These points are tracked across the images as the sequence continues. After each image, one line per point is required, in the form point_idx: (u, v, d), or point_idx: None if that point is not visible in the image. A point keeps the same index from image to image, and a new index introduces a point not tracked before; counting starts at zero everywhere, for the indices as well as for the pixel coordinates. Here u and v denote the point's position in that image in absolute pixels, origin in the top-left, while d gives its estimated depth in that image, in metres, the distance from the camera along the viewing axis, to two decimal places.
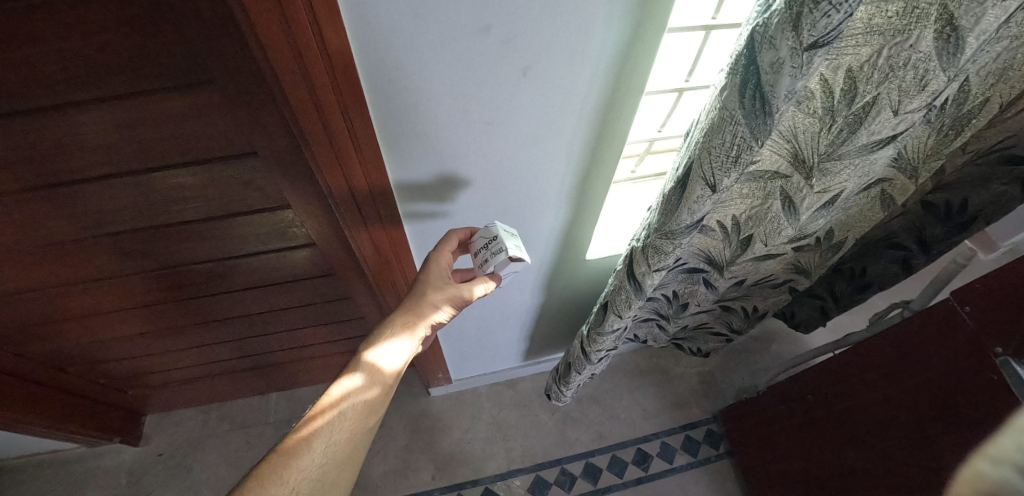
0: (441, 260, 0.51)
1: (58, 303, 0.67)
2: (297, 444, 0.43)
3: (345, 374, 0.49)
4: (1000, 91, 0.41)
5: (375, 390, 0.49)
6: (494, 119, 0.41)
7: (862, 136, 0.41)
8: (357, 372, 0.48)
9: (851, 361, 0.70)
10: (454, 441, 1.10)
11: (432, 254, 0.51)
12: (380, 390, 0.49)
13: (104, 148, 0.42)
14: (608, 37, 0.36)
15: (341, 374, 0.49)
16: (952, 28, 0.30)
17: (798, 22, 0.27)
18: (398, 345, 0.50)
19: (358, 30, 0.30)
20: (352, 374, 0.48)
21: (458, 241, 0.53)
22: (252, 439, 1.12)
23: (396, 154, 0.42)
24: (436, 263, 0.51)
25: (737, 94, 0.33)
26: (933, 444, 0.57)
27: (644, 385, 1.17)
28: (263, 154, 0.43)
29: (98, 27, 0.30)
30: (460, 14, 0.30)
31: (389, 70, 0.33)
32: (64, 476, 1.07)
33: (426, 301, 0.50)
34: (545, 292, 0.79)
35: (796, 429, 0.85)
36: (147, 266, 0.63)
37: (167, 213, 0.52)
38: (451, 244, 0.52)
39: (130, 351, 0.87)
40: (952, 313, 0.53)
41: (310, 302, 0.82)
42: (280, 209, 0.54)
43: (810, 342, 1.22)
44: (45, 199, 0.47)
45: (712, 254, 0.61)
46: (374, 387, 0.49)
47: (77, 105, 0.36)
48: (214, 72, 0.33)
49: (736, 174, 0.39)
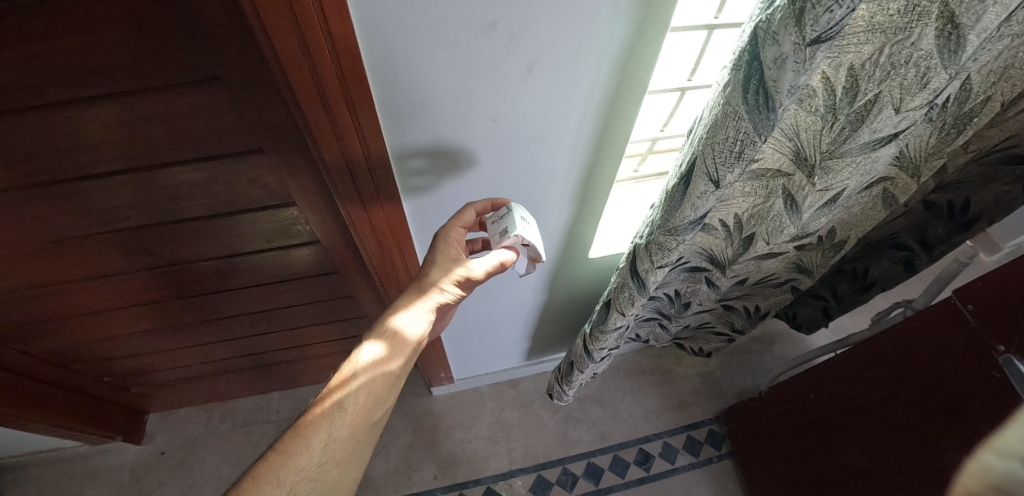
0: (451, 234, 0.50)
1: (64, 300, 0.68)
2: (294, 443, 0.43)
3: (355, 353, 0.50)
4: (1001, 89, 0.41)
5: (378, 382, 0.49)
6: (498, 115, 0.41)
7: (864, 133, 0.41)
8: (365, 353, 0.49)
9: (852, 360, 0.70)
10: (456, 441, 1.09)
11: (442, 230, 0.50)
12: (383, 382, 0.49)
13: (113, 144, 0.42)
14: (613, 36, 0.36)
15: (354, 350, 0.50)
16: (953, 25, 0.30)
17: (801, 17, 0.27)
18: (405, 325, 0.50)
19: (366, 25, 0.30)
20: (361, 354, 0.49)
21: (475, 214, 0.51)
22: (254, 438, 1.12)
23: (402, 151, 0.43)
24: (445, 239, 0.50)
25: (740, 89, 0.33)
26: (937, 444, 0.57)
27: (645, 386, 1.17)
28: (269, 151, 0.44)
29: (110, 24, 0.30)
30: (467, 12, 0.31)
31: (396, 66, 0.34)
32: (67, 474, 1.07)
33: (435, 276, 0.50)
34: (548, 291, 0.80)
35: (798, 428, 0.84)
36: (152, 263, 0.64)
37: (173, 210, 0.53)
38: (468, 216, 0.51)
39: (133, 349, 0.88)
40: (954, 312, 0.53)
41: (313, 300, 0.82)
42: (284, 206, 0.55)
43: (811, 342, 1.22)
44: (53, 196, 0.48)
45: (714, 253, 0.61)
46: (381, 371, 0.49)
47: (86, 101, 0.37)
48: (222, 69, 0.34)
49: (739, 170, 0.39)
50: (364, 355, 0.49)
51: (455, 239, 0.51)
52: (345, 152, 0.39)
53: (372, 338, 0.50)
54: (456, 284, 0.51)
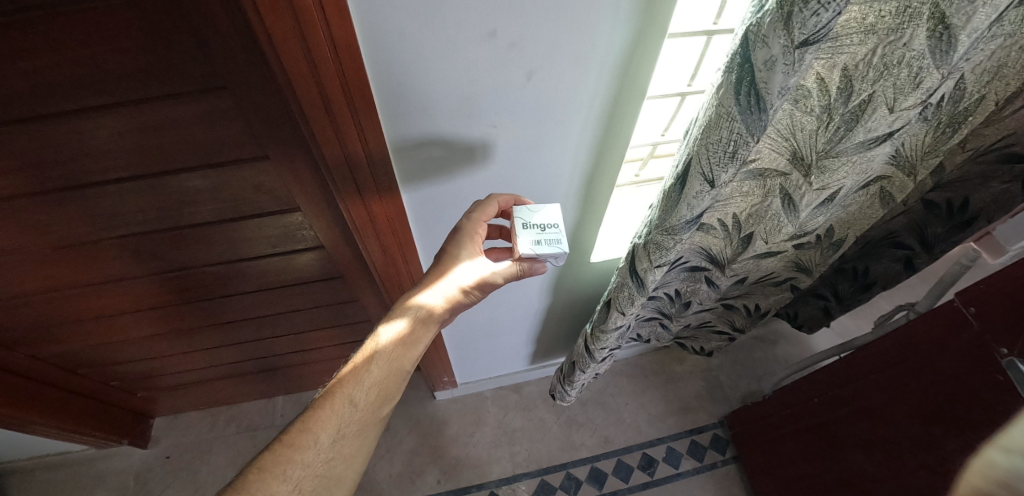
0: (476, 229, 0.49)
1: (73, 304, 0.69)
2: (303, 437, 0.44)
3: (378, 330, 0.51)
4: (996, 88, 0.41)
5: (392, 377, 0.50)
6: (498, 121, 0.42)
7: (859, 133, 0.41)
8: (385, 330, 0.50)
9: (856, 362, 0.69)
10: (460, 445, 1.09)
11: (466, 223, 0.49)
12: (396, 378, 0.50)
13: (121, 152, 0.43)
14: (613, 41, 0.37)
15: (379, 323, 0.51)
16: (944, 26, 0.31)
17: (789, 21, 0.27)
18: (422, 309, 0.50)
19: (369, 37, 0.31)
20: (381, 330, 0.51)
21: (499, 206, 0.50)
22: (259, 442, 1.13)
23: (404, 155, 0.43)
24: (470, 233, 0.49)
25: (732, 91, 0.33)
26: (940, 446, 0.56)
27: (649, 390, 1.17)
28: (274, 157, 0.45)
29: (119, 34, 0.32)
30: (467, 22, 0.32)
31: (397, 75, 0.35)
32: (74, 477, 1.08)
33: (455, 265, 0.50)
34: (551, 294, 0.80)
35: (803, 431, 0.83)
36: (161, 268, 0.65)
37: (179, 215, 0.54)
38: (490, 211, 0.49)
39: (140, 354, 0.89)
40: (957, 314, 0.52)
41: (318, 304, 0.82)
42: (290, 212, 0.56)
43: (815, 345, 1.21)
44: (65, 202, 0.49)
45: (713, 252, 0.62)
46: (394, 364, 0.50)
47: (94, 110, 0.38)
48: (229, 77, 0.35)
49: (733, 170, 0.39)
50: (382, 338, 0.50)
51: (480, 232, 0.50)
52: (348, 157, 0.40)
53: (393, 321, 0.51)
54: (474, 280, 0.50)
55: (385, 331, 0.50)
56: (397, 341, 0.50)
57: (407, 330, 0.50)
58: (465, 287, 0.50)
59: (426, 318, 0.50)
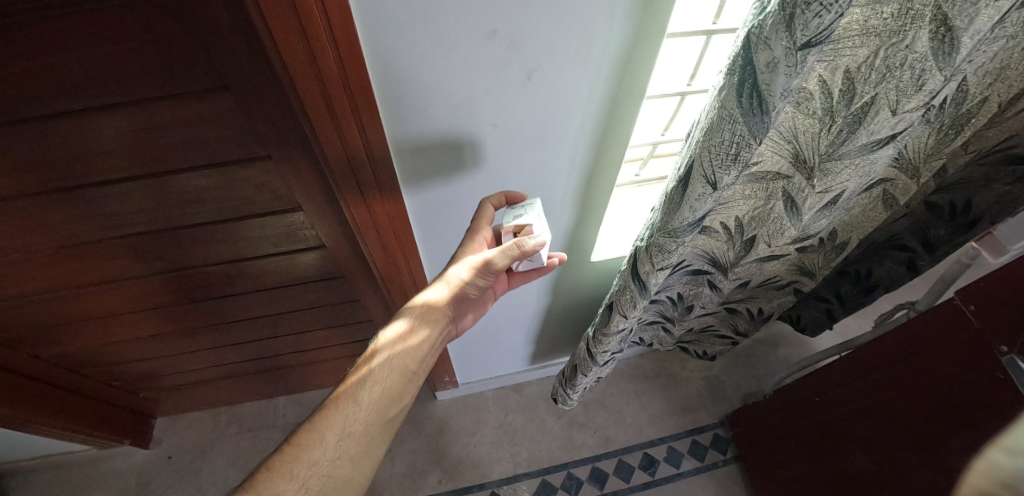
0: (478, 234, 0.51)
1: (75, 304, 0.69)
2: (310, 436, 0.44)
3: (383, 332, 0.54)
4: (998, 90, 0.41)
5: (397, 376, 0.51)
6: (500, 122, 0.42)
7: (862, 135, 0.41)
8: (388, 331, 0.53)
9: (857, 362, 0.69)
10: (461, 446, 1.09)
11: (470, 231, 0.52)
12: (402, 377, 0.51)
13: (124, 152, 0.43)
14: (611, 41, 0.37)
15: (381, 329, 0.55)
16: (946, 28, 0.31)
17: (791, 22, 0.27)
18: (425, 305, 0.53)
19: (369, 35, 0.31)
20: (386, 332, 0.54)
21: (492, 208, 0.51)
22: (260, 443, 1.13)
23: (405, 155, 0.43)
24: (472, 237, 0.52)
25: (734, 93, 0.33)
26: (941, 445, 0.57)
27: (649, 390, 1.17)
28: (276, 157, 0.45)
29: (121, 34, 0.32)
30: (467, 22, 0.32)
31: (398, 75, 0.35)
32: (76, 476, 1.08)
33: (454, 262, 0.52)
34: (552, 294, 0.80)
35: (805, 432, 0.83)
36: (163, 268, 0.65)
37: (182, 215, 0.54)
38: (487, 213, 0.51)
39: (141, 354, 0.89)
40: (957, 312, 0.52)
41: (319, 304, 0.83)
42: (291, 211, 0.56)
43: (815, 345, 1.21)
44: (67, 202, 0.49)
45: (716, 255, 0.62)
46: (397, 363, 0.51)
47: (97, 110, 0.38)
48: (230, 76, 0.35)
49: (736, 172, 0.39)
50: (383, 339, 0.53)
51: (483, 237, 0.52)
52: (350, 157, 0.40)
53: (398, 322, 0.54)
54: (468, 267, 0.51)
55: (386, 333, 0.53)
56: (397, 339, 0.52)
57: (405, 328, 0.53)
58: (462, 278, 0.51)
59: (427, 312, 0.53)
